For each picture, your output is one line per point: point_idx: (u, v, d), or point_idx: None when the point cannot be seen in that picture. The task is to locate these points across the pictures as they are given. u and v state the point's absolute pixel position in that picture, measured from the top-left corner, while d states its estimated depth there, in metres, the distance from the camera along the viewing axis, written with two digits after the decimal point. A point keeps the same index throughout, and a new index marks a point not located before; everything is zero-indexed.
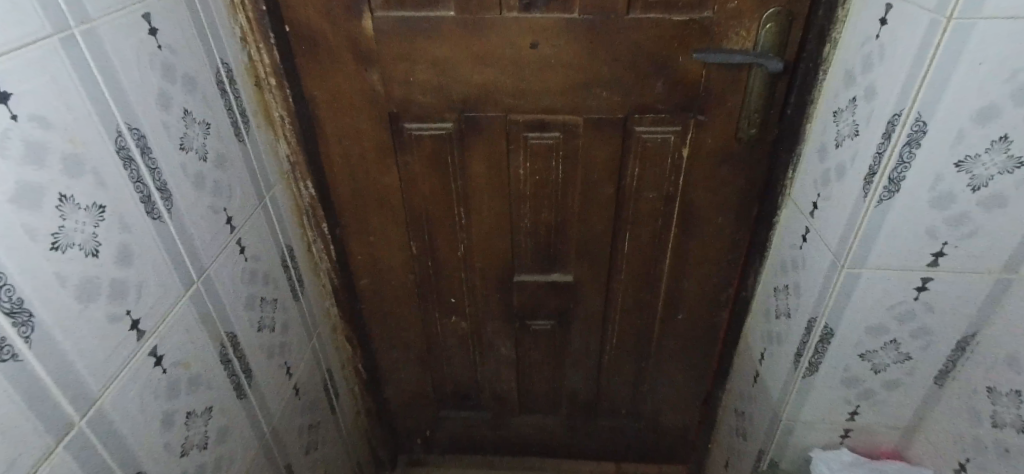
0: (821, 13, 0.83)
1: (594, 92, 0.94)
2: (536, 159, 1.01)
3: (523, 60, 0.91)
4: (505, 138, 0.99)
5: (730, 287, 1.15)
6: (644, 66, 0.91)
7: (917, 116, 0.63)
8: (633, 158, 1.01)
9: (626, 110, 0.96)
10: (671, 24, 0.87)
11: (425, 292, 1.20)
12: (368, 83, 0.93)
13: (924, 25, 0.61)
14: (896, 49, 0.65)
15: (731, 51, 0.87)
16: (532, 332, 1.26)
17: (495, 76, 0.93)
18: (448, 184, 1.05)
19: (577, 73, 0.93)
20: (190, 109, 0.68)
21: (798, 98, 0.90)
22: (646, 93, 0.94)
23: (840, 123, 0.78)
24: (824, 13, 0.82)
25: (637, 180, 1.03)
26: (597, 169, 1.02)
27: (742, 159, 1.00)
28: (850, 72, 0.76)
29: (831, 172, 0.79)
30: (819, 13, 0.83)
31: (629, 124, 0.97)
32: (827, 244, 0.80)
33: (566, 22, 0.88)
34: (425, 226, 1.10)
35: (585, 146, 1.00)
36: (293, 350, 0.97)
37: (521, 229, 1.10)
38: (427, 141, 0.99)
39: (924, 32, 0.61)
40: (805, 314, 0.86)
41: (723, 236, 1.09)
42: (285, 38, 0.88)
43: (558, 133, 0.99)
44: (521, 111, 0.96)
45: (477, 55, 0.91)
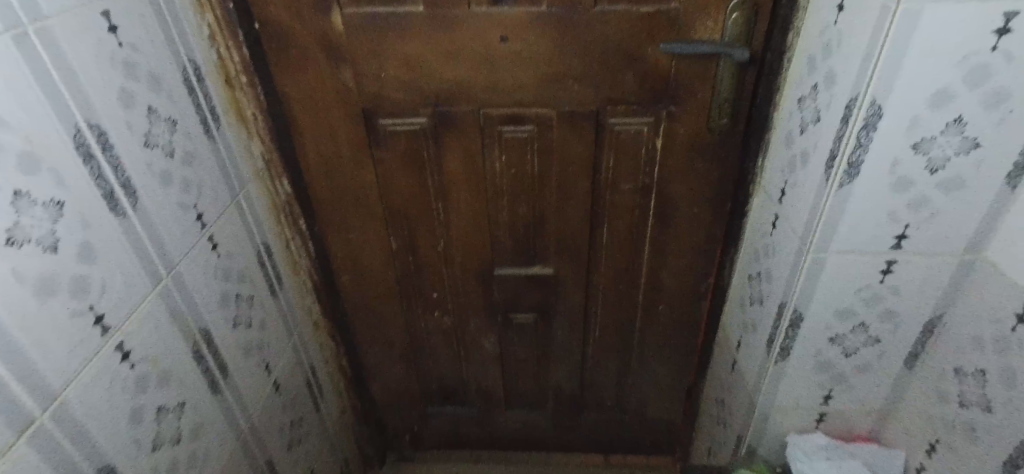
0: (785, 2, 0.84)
1: (566, 85, 0.95)
2: (511, 153, 1.03)
3: (494, 55, 0.92)
4: (480, 132, 1.00)
5: (709, 277, 1.16)
6: (614, 58, 0.92)
7: (873, 99, 0.64)
8: (608, 150, 1.03)
9: (597, 102, 0.97)
10: (638, 16, 0.88)
11: (407, 288, 1.20)
12: (341, 80, 0.93)
13: (878, 11, 0.62)
14: (852, 35, 0.66)
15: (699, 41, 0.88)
16: (515, 327, 1.27)
17: (466, 71, 0.93)
18: (426, 180, 1.05)
19: (549, 66, 0.93)
20: (155, 107, 0.69)
21: (765, 87, 0.91)
22: (617, 85, 0.95)
23: (804, 109, 0.78)
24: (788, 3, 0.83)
25: (612, 172, 1.05)
26: (572, 161, 1.04)
27: (715, 149, 1.00)
28: (810, 59, 0.77)
29: (796, 159, 0.80)
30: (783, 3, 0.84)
31: (601, 115, 0.99)
32: (794, 230, 0.80)
33: (535, 16, 0.88)
34: (404, 221, 1.11)
35: (560, 140, 1.01)
36: (272, 347, 0.98)
37: (501, 223, 1.12)
38: (402, 136, 1.00)
39: (877, 18, 0.62)
40: (776, 300, 0.87)
41: (699, 228, 1.10)
42: (256, 36, 0.88)
43: (532, 127, 1.00)
44: (494, 105, 0.97)
45: (448, 50, 0.91)
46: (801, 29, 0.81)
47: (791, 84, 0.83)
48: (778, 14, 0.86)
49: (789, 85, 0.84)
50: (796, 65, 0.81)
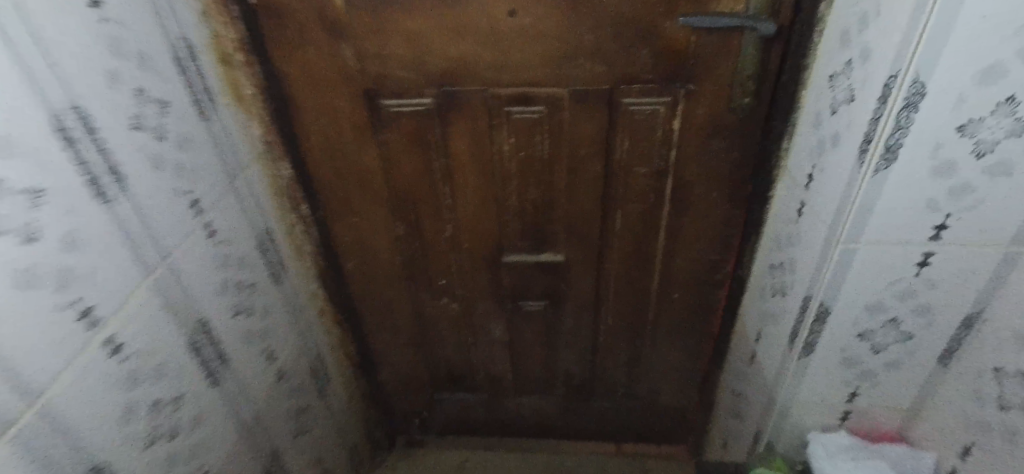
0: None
1: (577, 62, 0.90)
2: (520, 135, 0.98)
3: (502, 30, 0.87)
4: (487, 113, 0.95)
5: (726, 265, 1.11)
6: (629, 33, 0.86)
7: (916, 76, 0.58)
8: (621, 131, 0.98)
9: (611, 81, 0.92)
10: None
11: (414, 274, 1.17)
12: (341, 59, 0.89)
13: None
14: (895, 3, 0.60)
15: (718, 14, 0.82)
16: (524, 314, 1.23)
17: (473, 47, 0.88)
18: (432, 163, 1.01)
19: (559, 42, 0.88)
20: (145, 87, 0.66)
21: (791, 63, 0.85)
22: (632, 62, 0.89)
23: (836, 88, 0.72)
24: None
25: (626, 154, 1.00)
26: (584, 144, 0.99)
27: (735, 131, 0.95)
28: (843, 31, 0.70)
29: (826, 140, 0.74)
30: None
31: (614, 95, 0.93)
32: (823, 219, 0.75)
33: None
34: (409, 206, 1.07)
35: (572, 121, 0.96)
36: (276, 335, 0.95)
37: (510, 207, 1.08)
38: (406, 117, 0.96)
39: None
40: (799, 292, 0.82)
41: (716, 213, 1.05)
42: (251, 12, 0.84)
43: (542, 107, 0.95)
44: (503, 84, 0.92)
45: (454, 25, 0.86)
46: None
47: (821, 60, 0.76)
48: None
49: (818, 61, 0.78)
50: (825, 39, 0.75)
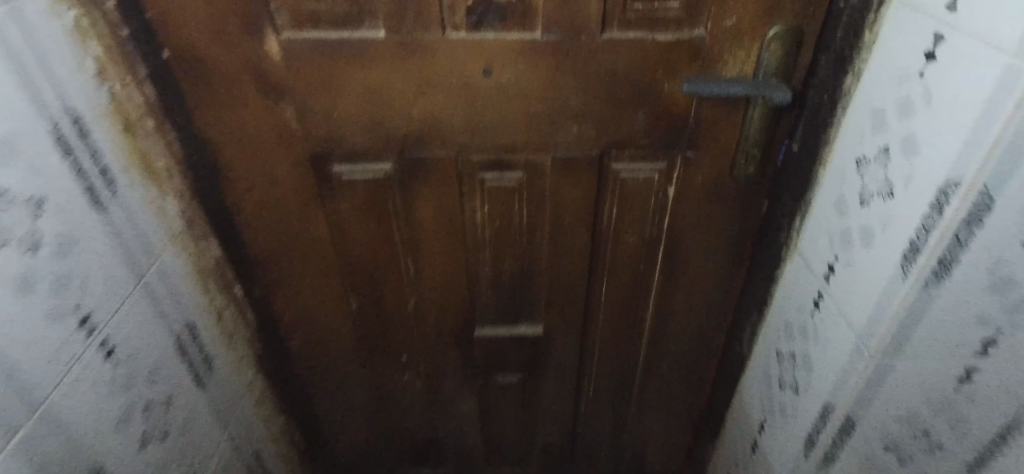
0: (838, 37, 0.67)
1: (563, 126, 0.77)
2: (496, 203, 0.85)
3: (473, 91, 0.73)
4: (458, 180, 0.82)
5: (720, 337, 1.01)
6: (623, 95, 0.75)
7: (982, 189, 0.48)
8: (611, 199, 0.86)
9: (601, 145, 0.80)
10: (654, 46, 0.71)
11: (371, 351, 1.02)
12: (281, 121, 0.73)
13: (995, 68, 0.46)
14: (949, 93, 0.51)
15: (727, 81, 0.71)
16: (498, 387, 1.10)
17: (440, 109, 0.74)
18: (392, 234, 0.87)
19: (543, 104, 0.75)
20: (8, 186, 0.49)
21: (801, 133, 0.75)
22: (625, 127, 0.78)
23: (865, 176, 0.63)
24: (841, 37, 0.66)
25: (616, 223, 0.89)
26: (569, 211, 0.87)
27: (737, 201, 0.85)
28: (878, 113, 0.61)
29: (853, 234, 0.64)
30: (837, 37, 0.67)
31: (605, 161, 0.82)
32: (849, 323, 0.65)
33: (527, 44, 0.70)
34: (366, 280, 0.92)
35: (554, 187, 0.84)
36: (200, 450, 0.79)
37: (481, 278, 0.95)
38: (360, 186, 0.81)
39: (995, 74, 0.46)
40: (817, 396, 0.73)
41: (711, 285, 0.94)
42: (166, 67, 0.68)
43: (520, 174, 0.82)
44: (476, 149, 0.79)
45: (416, 85, 0.72)
46: (856, 69, 0.65)
47: (844, 138, 0.67)
48: (827, 49, 0.69)
49: (839, 138, 0.68)
50: (852, 116, 0.65)
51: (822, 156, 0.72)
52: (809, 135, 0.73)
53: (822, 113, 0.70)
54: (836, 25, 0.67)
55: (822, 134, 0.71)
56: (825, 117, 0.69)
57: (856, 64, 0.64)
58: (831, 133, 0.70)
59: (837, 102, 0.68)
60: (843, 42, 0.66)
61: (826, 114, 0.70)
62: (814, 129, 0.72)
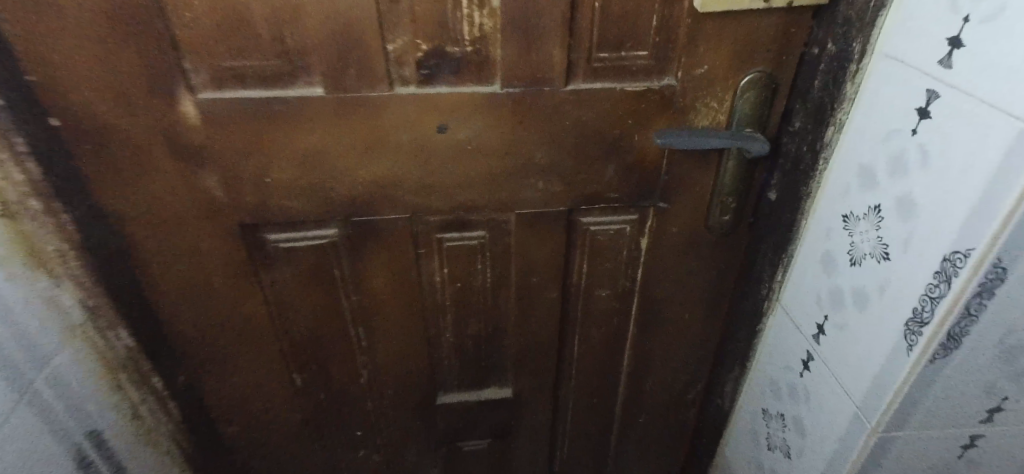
0: (816, 88, 0.62)
1: (528, 181, 0.71)
2: (457, 265, 0.78)
3: (428, 149, 0.65)
4: (412, 243, 0.74)
5: (699, 386, 0.96)
6: (592, 147, 0.69)
7: (996, 259, 0.45)
8: (581, 254, 0.81)
9: (570, 200, 0.74)
10: (623, 96, 0.66)
11: (322, 430, 0.91)
12: (205, 191, 0.63)
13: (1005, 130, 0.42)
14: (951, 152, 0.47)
15: (707, 132, 0.66)
16: (466, 455, 1.01)
17: (391, 169, 0.66)
18: (341, 304, 0.77)
19: (505, 160, 0.68)
20: None
21: (780, 183, 0.71)
22: (595, 180, 0.72)
23: (855, 233, 0.58)
24: (819, 88, 0.62)
25: (586, 277, 0.83)
26: (537, 269, 0.80)
27: (712, 249, 0.80)
28: (865, 170, 0.57)
29: (844, 297, 0.60)
30: (814, 87, 0.63)
31: (574, 216, 0.77)
32: (846, 391, 0.60)
33: (485, 97, 0.63)
34: (313, 356, 0.82)
35: (519, 245, 0.77)
36: None
37: (443, 343, 0.86)
38: (302, 257, 0.71)
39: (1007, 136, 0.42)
40: (814, 464, 0.68)
41: (688, 334, 0.89)
42: (58, 136, 0.57)
43: (482, 233, 0.75)
44: (433, 210, 0.71)
45: (362, 146, 0.63)
46: (838, 122, 0.61)
47: (829, 193, 0.63)
48: (803, 97, 0.65)
49: (823, 191, 0.64)
50: (837, 170, 0.61)
51: (804, 208, 0.68)
52: (790, 185, 0.69)
53: (802, 164, 0.66)
54: (812, 74, 0.63)
55: (804, 185, 0.67)
56: (807, 169, 0.65)
57: (836, 116, 0.60)
58: (813, 185, 0.66)
59: (818, 154, 0.64)
60: (821, 93, 0.62)
61: (806, 166, 0.65)
62: (794, 180, 0.68)
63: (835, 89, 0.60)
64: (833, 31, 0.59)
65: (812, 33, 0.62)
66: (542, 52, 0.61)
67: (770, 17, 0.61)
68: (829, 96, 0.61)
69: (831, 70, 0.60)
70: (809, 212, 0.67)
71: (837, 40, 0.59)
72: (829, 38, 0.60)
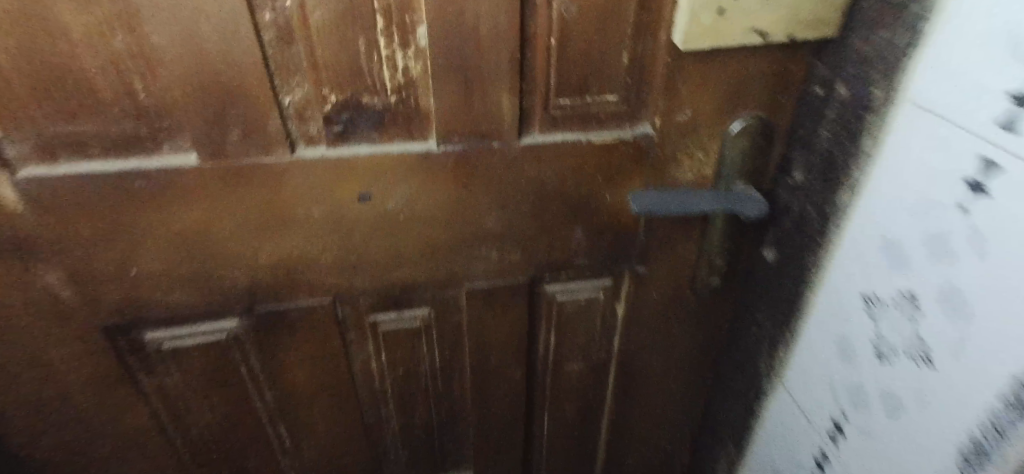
0: (824, 139, 0.51)
1: (478, 252, 0.57)
2: (396, 348, 0.64)
3: (347, 222, 0.51)
4: (338, 330, 0.60)
5: (688, 458, 0.84)
6: (554, 209, 0.56)
7: None
8: (547, 326, 0.68)
9: (531, 270, 0.61)
10: (589, 150, 0.53)
11: None
12: (50, 289, 0.48)
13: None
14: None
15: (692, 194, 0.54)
16: None
17: (302, 248, 0.52)
18: (253, 404, 0.63)
19: (447, 229, 0.55)
20: None
21: (779, 246, 0.59)
22: (559, 246, 0.59)
23: (882, 322, 0.47)
24: (827, 139, 0.50)
25: (554, 350, 0.70)
26: (495, 347, 0.67)
27: (700, 315, 0.68)
28: (891, 247, 0.45)
29: (872, 398, 0.50)
30: (821, 137, 0.51)
31: (536, 284, 0.63)
32: None
33: (418, 157, 0.50)
34: (224, 462, 0.67)
35: (472, 322, 0.64)
36: None
37: (387, 434, 0.72)
38: (196, 354, 0.57)
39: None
40: None
41: (672, 406, 0.77)
42: None
43: (425, 311, 0.62)
44: (360, 292, 0.57)
45: (260, 224, 0.49)
46: (850, 185, 0.49)
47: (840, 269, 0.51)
48: (807, 148, 0.53)
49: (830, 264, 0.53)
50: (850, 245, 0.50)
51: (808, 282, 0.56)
52: (791, 251, 0.57)
53: (806, 229, 0.55)
54: (817, 121, 0.51)
55: (807, 254, 0.55)
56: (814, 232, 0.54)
57: (849, 178, 0.48)
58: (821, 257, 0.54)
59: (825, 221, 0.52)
60: (829, 145, 0.50)
61: (812, 232, 0.54)
62: (795, 245, 0.56)
63: (848, 143, 0.48)
64: (842, 71, 0.48)
65: (812, 71, 0.51)
66: (487, 101, 0.48)
67: (766, 54, 0.49)
68: (840, 151, 0.49)
69: (842, 119, 0.48)
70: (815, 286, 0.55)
71: (849, 82, 0.47)
72: (837, 79, 0.48)
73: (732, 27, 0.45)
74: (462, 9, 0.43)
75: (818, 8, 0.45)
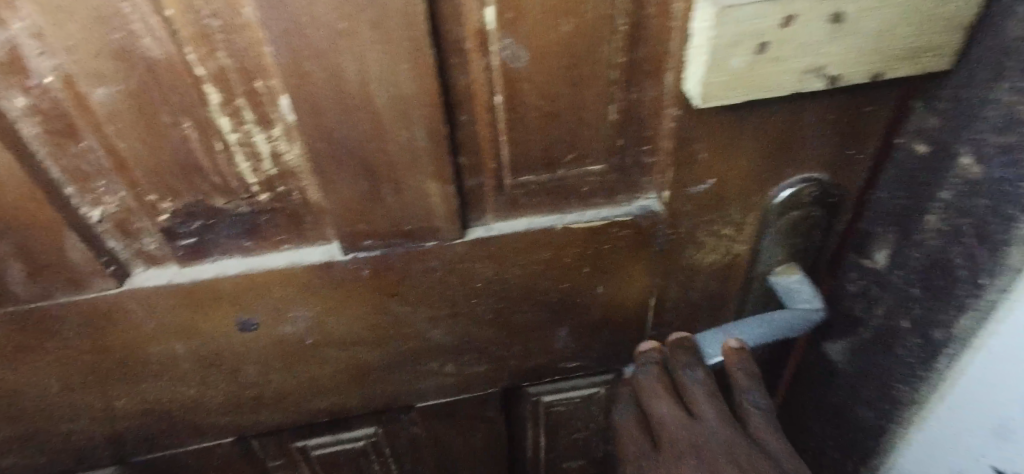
0: (932, 232, 0.34)
1: (426, 370, 0.42)
2: (340, 471, 0.50)
3: (229, 356, 0.37)
4: (255, 462, 0.46)
5: None
6: (526, 312, 0.40)
7: None
8: (535, 430, 0.53)
9: (503, 382, 0.45)
10: (567, 237, 0.37)
11: None
12: None
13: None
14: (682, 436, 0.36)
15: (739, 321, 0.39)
16: None
17: (171, 391, 0.38)
18: None
19: (378, 349, 0.40)
20: None
21: (850, 355, 0.42)
22: (539, 351, 0.44)
23: None
24: (939, 234, 0.34)
25: (548, 452, 0.55)
26: (470, 462, 0.52)
27: None
28: None
29: None
30: (928, 228, 0.34)
31: (514, 389, 0.48)
32: None
33: (316, 270, 0.34)
34: None
35: (435, 441, 0.49)
36: None
37: None
38: None
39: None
40: None
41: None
42: None
43: (371, 431, 0.47)
44: (270, 428, 0.42)
45: (101, 371, 0.35)
46: (983, 307, 0.32)
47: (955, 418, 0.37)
48: (903, 236, 0.36)
49: (938, 405, 0.37)
50: (980, 390, 0.35)
51: (902, 418, 0.40)
52: (871, 368, 0.41)
53: (898, 348, 0.38)
54: (923, 201, 0.34)
55: (902, 382, 0.39)
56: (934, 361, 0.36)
57: (981, 299, 0.32)
58: (928, 393, 0.38)
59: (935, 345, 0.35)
60: (944, 241, 0.33)
61: (908, 356, 0.38)
62: (876, 362, 0.40)
63: (983, 248, 0.31)
64: (971, 136, 0.31)
65: (910, 122, 0.34)
66: (407, 192, 0.32)
67: (833, 96, 0.32)
68: (964, 254, 0.32)
69: (970, 210, 0.32)
70: (914, 424, 0.39)
71: (986, 155, 0.30)
72: (961, 148, 0.31)
73: (780, 70, 0.28)
74: (338, 67, 0.27)
75: (922, 30, 0.28)
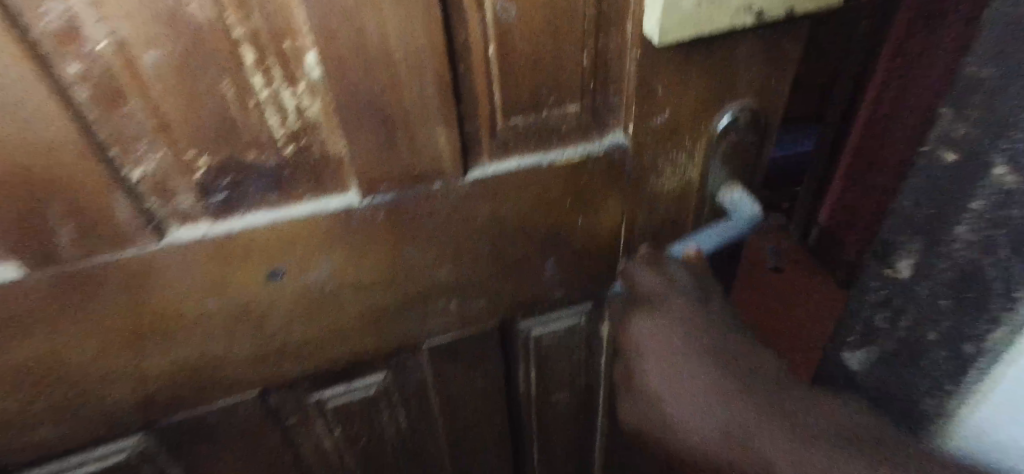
0: (961, 242, 0.27)
1: (432, 309, 0.47)
2: (352, 422, 0.53)
3: (256, 307, 0.40)
4: (275, 418, 0.49)
5: None
6: (518, 247, 0.46)
7: None
8: (527, 367, 0.58)
9: (498, 315, 0.50)
10: (552, 173, 0.43)
11: None
12: None
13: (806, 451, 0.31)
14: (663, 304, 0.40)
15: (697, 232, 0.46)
16: None
17: (202, 347, 0.40)
18: None
19: (390, 292, 0.44)
20: None
21: (867, 366, 0.33)
22: (529, 284, 0.49)
23: None
24: (969, 245, 0.26)
25: (539, 388, 0.61)
26: (470, 401, 0.57)
27: None
28: None
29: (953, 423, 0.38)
30: (955, 238, 0.27)
31: (508, 327, 0.53)
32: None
33: (337, 215, 0.38)
34: None
35: (439, 381, 0.53)
36: None
37: None
38: None
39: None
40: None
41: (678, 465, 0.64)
42: None
43: (380, 378, 0.51)
44: (291, 378, 0.46)
45: (138, 330, 0.37)
46: (1017, 324, 0.26)
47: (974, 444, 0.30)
48: (930, 242, 0.28)
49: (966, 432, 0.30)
50: (1000, 408, 0.28)
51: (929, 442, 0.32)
52: (893, 391, 0.32)
53: (920, 366, 0.30)
54: (947, 207, 0.27)
55: (929, 407, 0.31)
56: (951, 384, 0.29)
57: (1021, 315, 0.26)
58: (950, 410, 0.30)
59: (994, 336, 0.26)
60: (971, 252, 0.26)
61: (933, 379, 0.30)
62: (897, 391, 0.32)
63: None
64: (1007, 143, 0.24)
65: (938, 126, 0.26)
66: (418, 139, 0.37)
67: (759, 33, 0.39)
68: (997, 281, 0.26)
69: (1005, 220, 0.25)
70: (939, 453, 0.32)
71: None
72: (994, 155, 0.24)
73: (721, 7, 0.35)
74: (360, 23, 0.31)
75: None
